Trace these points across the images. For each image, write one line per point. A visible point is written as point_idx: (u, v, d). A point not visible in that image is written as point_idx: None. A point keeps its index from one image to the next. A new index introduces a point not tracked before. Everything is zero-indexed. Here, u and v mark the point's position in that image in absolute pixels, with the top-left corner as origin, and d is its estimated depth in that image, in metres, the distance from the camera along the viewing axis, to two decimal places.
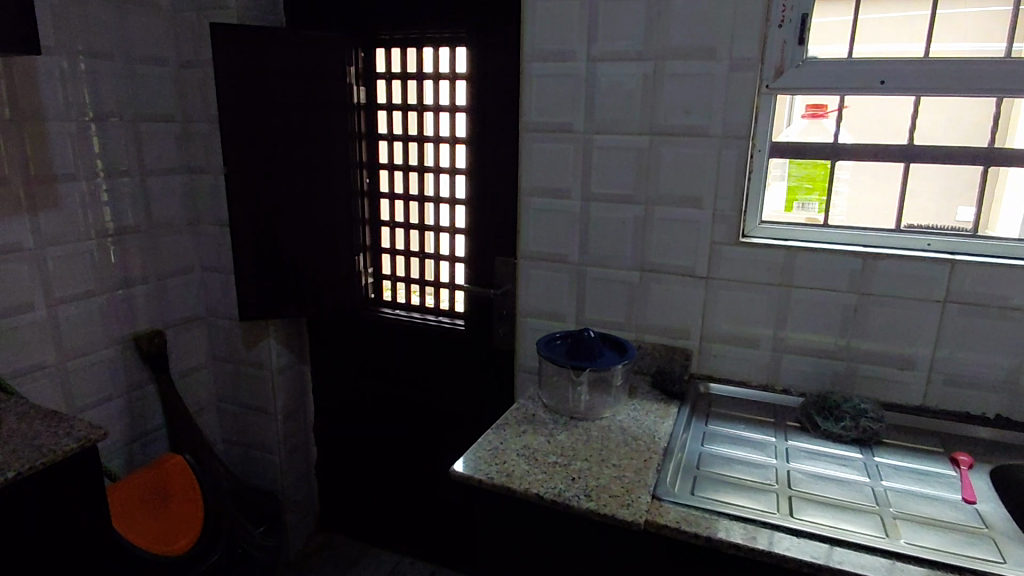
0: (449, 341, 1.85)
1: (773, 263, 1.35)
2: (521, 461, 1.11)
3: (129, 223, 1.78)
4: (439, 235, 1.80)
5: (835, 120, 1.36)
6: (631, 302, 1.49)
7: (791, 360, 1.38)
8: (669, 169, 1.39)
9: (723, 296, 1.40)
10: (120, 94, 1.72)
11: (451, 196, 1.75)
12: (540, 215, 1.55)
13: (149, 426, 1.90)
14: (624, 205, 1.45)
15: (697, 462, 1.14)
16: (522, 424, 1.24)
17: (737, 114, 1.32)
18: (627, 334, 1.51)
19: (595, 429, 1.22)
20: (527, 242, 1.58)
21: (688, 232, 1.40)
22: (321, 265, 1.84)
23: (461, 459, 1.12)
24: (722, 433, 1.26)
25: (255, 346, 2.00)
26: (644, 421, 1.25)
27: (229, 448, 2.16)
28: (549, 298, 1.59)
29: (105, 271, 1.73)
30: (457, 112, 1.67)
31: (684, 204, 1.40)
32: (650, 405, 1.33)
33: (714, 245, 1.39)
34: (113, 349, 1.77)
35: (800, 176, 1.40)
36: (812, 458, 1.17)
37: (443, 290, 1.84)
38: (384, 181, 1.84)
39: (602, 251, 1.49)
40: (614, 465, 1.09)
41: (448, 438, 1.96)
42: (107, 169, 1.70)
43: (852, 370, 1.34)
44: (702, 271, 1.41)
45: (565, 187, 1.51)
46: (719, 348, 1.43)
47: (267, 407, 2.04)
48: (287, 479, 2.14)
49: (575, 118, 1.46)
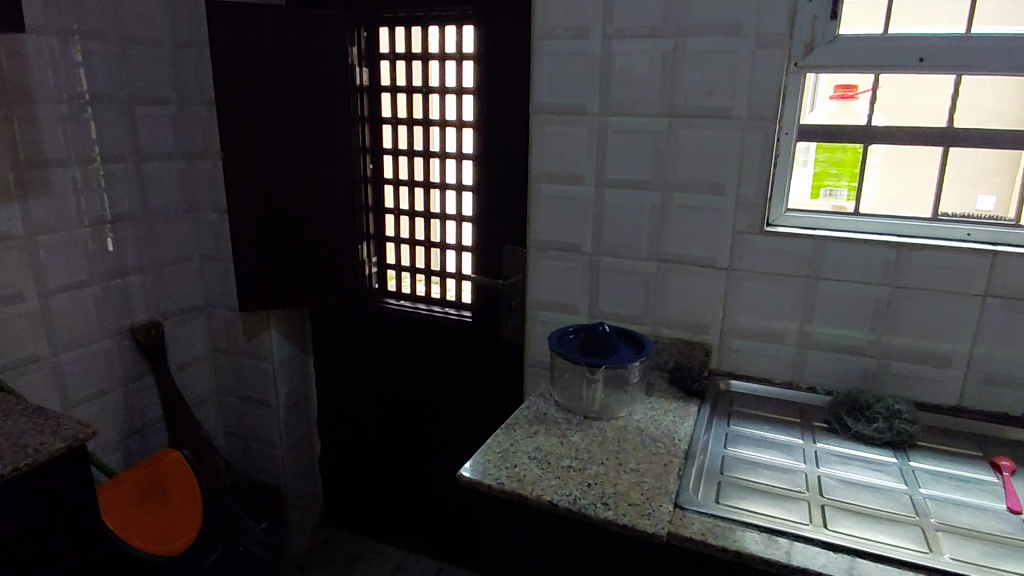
0: (455, 334, 1.78)
1: (800, 253, 1.27)
2: (533, 465, 1.04)
3: (125, 210, 1.71)
4: (445, 222, 1.73)
5: (867, 102, 1.27)
6: (648, 294, 1.41)
7: (818, 357, 1.30)
8: (689, 155, 1.31)
9: (746, 289, 1.32)
10: (113, 75, 1.64)
11: (458, 182, 1.67)
12: (552, 201, 1.47)
13: (147, 420, 1.85)
14: (642, 192, 1.37)
15: (720, 466, 1.07)
16: (534, 423, 1.17)
17: (764, 95, 1.24)
18: (643, 328, 1.43)
19: (611, 430, 1.16)
20: (538, 230, 1.51)
21: (709, 221, 1.32)
22: (322, 255, 1.78)
23: (469, 461, 1.05)
24: (745, 434, 1.18)
25: (256, 338, 1.94)
26: (662, 422, 1.18)
27: (230, 443, 2.11)
28: (560, 290, 1.52)
29: (100, 260, 1.66)
30: (464, 94, 1.59)
31: (705, 190, 1.31)
32: (669, 404, 1.26)
33: (737, 235, 1.31)
34: (110, 340, 1.71)
35: (828, 162, 1.31)
36: (844, 463, 1.09)
37: (449, 280, 1.77)
38: (388, 166, 1.77)
39: (616, 241, 1.42)
40: (632, 470, 1.03)
41: (455, 433, 1.90)
42: (101, 154, 1.63)
43: (884, 368, 1.26)
44: (723, 262, 1.33)
45: (578, 172, 1.42)
46: (741, 343, 1.36)
47: (268, 400, 1.99)
48: (289, 474, 2.09)
49: (590, 99, 1.37)
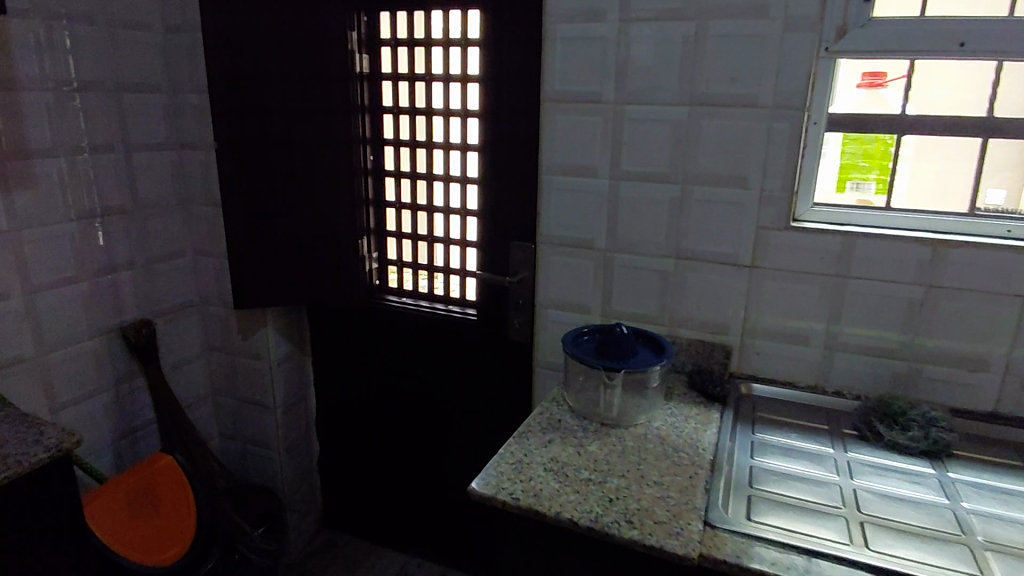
0: (459, 333, 1.71)
1: (828, 251, 1.20)
2: (549, 478, 0.97)
3: (114, 203, 1.63)
4: (449, 217, 1.65)
5: (895, 90, 1.20)
6: (665, 293, 1.34)
7: (845, 360, 1.24)
8: (710, 146, 1.23)
9: (770, 288, 1.26)
10: (100, 61, 1.56)
11: (462, 174, 1.60)
12: (563, 195, 1.40)
13: (139, 422, 1.77)
14: (659, 185, 1.29)
15: (748, 479, 1.00)
16: (548, 431, 1.10)
17: (792, 82, 1.16)
18: (659, 328, 1.36)
19: (630, 438, 1.09)
20: (548, 225, 1.43)
21: (730, 215, 1.25)
22: (321, 250, 1.70)
23: (480, 474, 0.98)
24: (772, 442, 1.12)
25: (252, 336, 1.87)
26: (684, 430, 1.11)
27: (225, 445, 2.04)
28: (571, 288, 1.44)
29: (88, 256, 1.59)
30: (469, 82, 1.51)
31: (728, 183, 1.24)
32: (689, 410, 1.19)
33: (760, 230, 1.24)
34: (99, 340, 1.64)
35: (855, 154, 1.24)
36: (880, 475, 1.03)
37: (453, 277, 1.70)
38: (389, 158, 1.69)
39: (631, 236, 1.34)
40: (656, 484, 0.96)
41: (460, 436, 1.84)
42: (88, 144, 1.55)
43: (916, 371, 1.20)
44: (746, 259, 1.26)
45: (591, 164, 1.35)
46: (763, 345, 1.29)
47: (265, 400, 1.92)
48: (287, 476, 2.02)
49: (605, 86, 1.29)
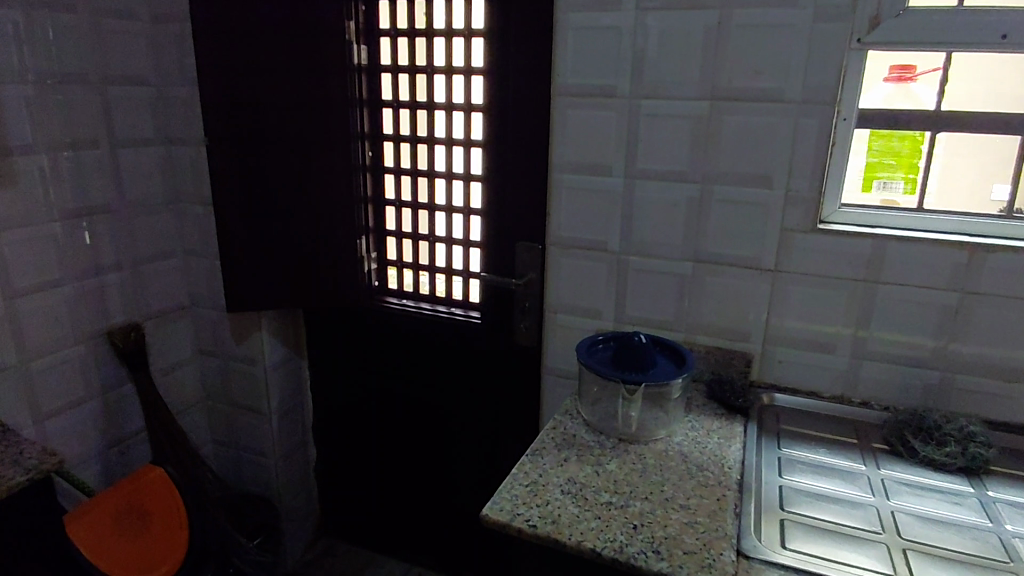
0: (463, 336, 1.64)
1: (857, 254, 1.14)
2: (568, 501, 0.90)
3: (99, 202, 1.55)
4: (452, 215, 1.58)
5: (926, 83, 1.13)
6: (682, 298, 1.28)
7: (873, 369, 1.18)
8: (732, 143, 1.16)
9: (795, 293, 1.19)
10: (83, 52, 1.47)
11: (466, 172, 1.52)
12: (574, 194, 1.33)
13: (128, 430, 1.70)
14: (677, 185, 1.22)
15: (779, 500, 0.94)
16: (563, 448, 1.04)
17: (821, 75, 1.09)
18: (675, 335, 1.30)
19: (651, 455, 1.02)
20: (558, 226, 1.36)
21: (753, 217, 1.18)
22: (317, 251, 1.62)
23: (493, 497, 0.91)
24: (800, 458, 1.05)
25: (246, 340, 1.80)
26: (707, 445, 1.05)
27: (219, 452, 1.96)
28: (582, 292, 1.38)
29: (73, 258, 1.51)
30: (472, 74, 1.44)
31: (750, 183, 1.17)
32: (710, 423, 1.12)
33: (785, 233, 1.17)
34: (85, 346, 1.56)
35: (882, 152, 1.18)
36: (917, 495, 0.97)
37: (455, 278, 1.63)
38: (389, 154, 1.61)
39: (646, 238, 1.27)
40: (682, 507, 0.89)
41: (463, 443, 1.77)
42: (71, 140, 1.47)
43: (948, 381, 1.14)
44: (769, 263, 1.19)
45: (605, 162, 1.28)
46: (785, 353, 1.23)
47: (260, 406, 1.85)
48: (283, 484, 1.95)
49: (620, 80, 1.22)
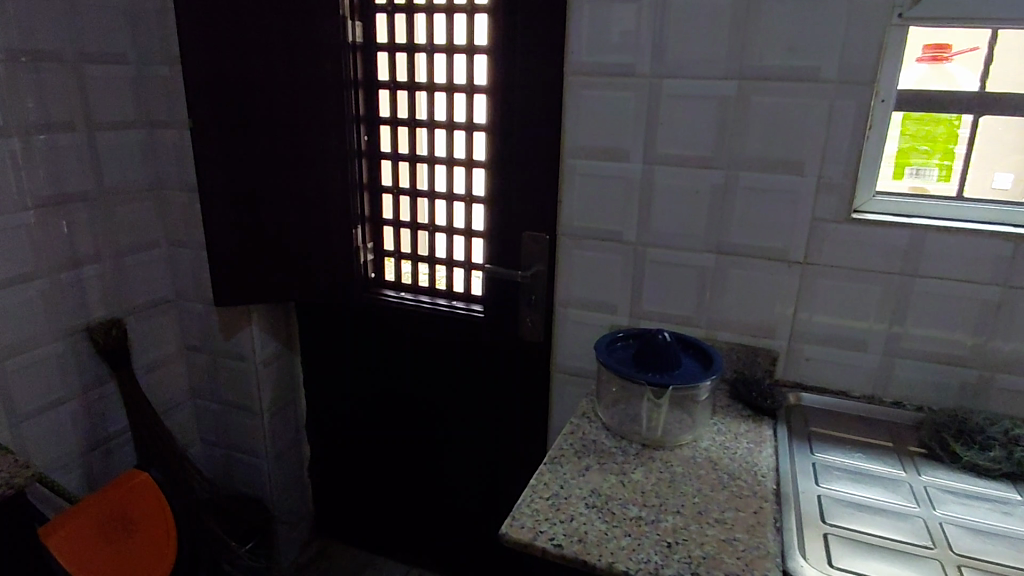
0: (465, 331, 1.56)
1: (894, 247, 1.07)
2: (594, 516, 0.83)
3: (76, 189, 1.44)
4: (452, 204, 1.50)
5: (960, 64, 1.06)
6: (703, 292, 1.20)
7: (907, 367, 1.12)
8: (762, 127, 1.09)
9: (826, 287, 1.12)
10: (57, 26, 1.36)
11: (467, 157, 1.44)
12: (588, 181, 1.24)
13: (110, 432, 1.60)
14: (700, 171, 1.14)
15: (819, 512, 0.87)
16: (584, 455, 0.96)
17: (860, 54, 1.01)
18: (695, 331, 1.23)
19: (677, 462, 0.95)
20: (570, 215, 1.28)
21: (782, 206, 1.11)
22: (311, 240, 1.53)
23: (512, 512, 0.84)
24: (836, 465, 0.99)
25: (236, 336, 1.70)
26: (736, 451, 0.98)
27: (207, 452, 1.88)
28: (595, 285, 1.30)
29: (48, 250, 1.40)
30: (475, 53, 1.35)
31: (781, 169, 1.10)
32: (737, 426, 1.05)
33: (816, 222, 1.10)
34: (63, 343, 1.46)
35: (914, 137, 1.10)
36: (964, 504, 0.91)
37: (456, 270, 1.55)
38: (386, 138, 1.52)
39: (666, 228, 1.20)
40: (717, 522, 0.82)
41: (465, 442, 1.70)
42: (45, 122, 1.36)
43: (987, 381, 1.08)
44: (798, 255, 1.12)
45: (622, 146, 1.19)
46: (813, 350, 1.16)
47: (251, 404, 1.76)
48: (276, 485, 1.87)
49: (640, 58, 1.13)
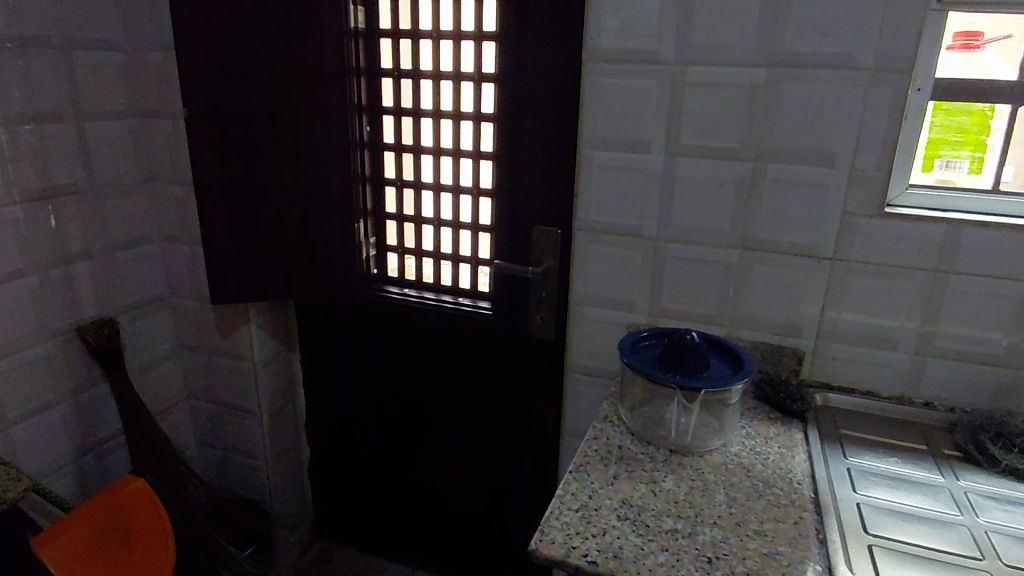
0: (472, 329, 1.51)
1: (928, 242, 1.03)
2: (628, 530, 0.78)
3: (65, 182, 1.37)
4: (459, 197, 1.44)
5: (994, 53, 1.01)
6: (726, 289, 1.16)
7: (938, 367, 1.08)
8: (791, 116, 1.04)
9: (856, 284, 1.08)
10: (43, 9, 1.28)
11: (474, 149, 1.39)
12: (605, 174, 1.19)
13: (103, 435, 1.54)
14: (725, 163, 1.10)
15: (861, 521, 0.83)
16: (611, 463, 0.91)
17: (897, 40, 0.97)
18: (717, 329, 1.18)
19: (708, 469, 0.90)
20: (587, 209, 1.23)
21: (811, 199, 1.07)
22: (312, 235, 1.47)
23: (541, 526, 0.79)
24: (872, 470, 0.95)
25: (234, 334, 1.64)
26: (769, 457, 0.94)
27: (204, 454, 1.81)
28: (612, 281, 1.25)
29: (36, 246, 1.33)
30: (484, 40, 1.30)
31: (810, 161, 1.05)
32: (766, 430, 1.01)
33: (847, 217, 1.06)
34: (53, 344, 1.39)
35: (945, 127, 1.06)
36: (1008, 512, 0.87)
37: (463, 266, 1.50)
38: (389, 129, 1.46)
39: (687, 222, 1.15)
40: (757, 535, 0.78)
41: (472, 443, 1.65)
42: (31, 111, 1.29)
43: (1021, 381, 1.04)
44: (827, 251, 1.08)
45: (642, 137, 1.14)
46: (840, 349, 1.12)
47: (250, 405, 1.70)
48: (275, 488, 1.81)
49: (663, 44, 1.08)
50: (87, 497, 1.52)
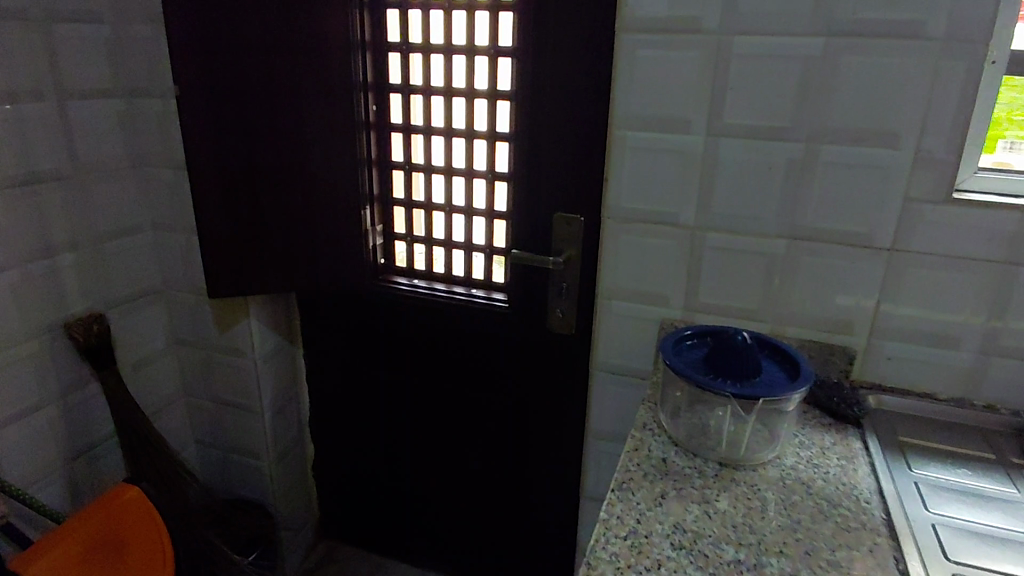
0: (488, 323, 1.42)
1: (998, 232, 0.94)
2: (686, 562, 0.69)
3: (47, 167, 1.26)
4: (473, 182, 1.34)
5: None
6: (770, 282, 1.06)
7: (1003, 367, 0.99)
8: (850, 92, 0.94)
9: (916, 277, 0.99)
10: None
11: (490, 129, 1.29)
12: (638, 157, 1.09)
13: (95, 438, 1.45)
14: (774, 144, 1.00)
15: (940, 544, 0.75)
16: (657, 479, 0.82)
17: (975, 6, 0.86)
18: (758, 326, 1.09)
19: (765, 485, 0.82)
20: (617, 195, 1.13)
21: (867, 184, 0.97)
22: (315, 223, 1.36)
23: (587, 557, 0.70)
24: (940, 484, 0.86)
25: (233, 329, 1.55)
26: (829, 470, 0.85)
27: (203, 454, 1.73)
28: (643, 274, 1.16)
29: (18, 237, 1.23)
30: (502, 9, 1.19)
31: (868, 142, 0.95)
32: (822, 438, 0.92)
33: (908, 203, 0.96)
34: (38, 342, 1.29)
35: (1012, 100, 0.96)
36: None
37: (477, 255, 1.40)
38: (397, 108, 1.36)
39: (728, 210, 1.05)
40: (829, 565, 0.70)
41: (487, 442, 1.56)
42: (8, 89, 1.18)
43: None
44: (884, 241, 0.99)
45: (680, 116, 1.04)
46: (895, 348, 1.03)
47: (251, 402, 1.61)
48: (279, 488, 1.73)
49: (707, 12, 0.97)
50: (79, 503, 1.43)
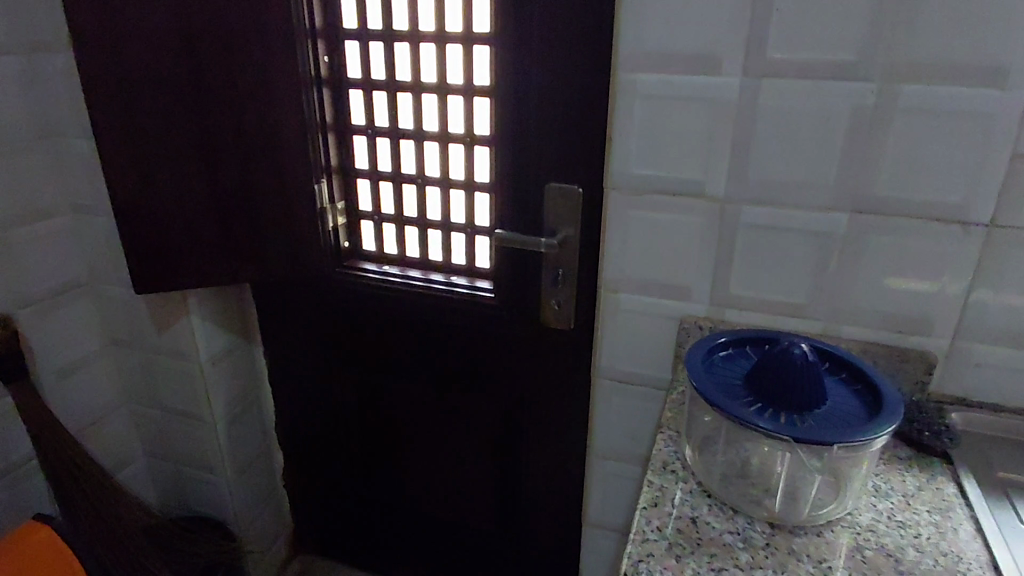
0: (470, 317, 1.18)
1: None
2: None
3: None
4: (448, 147, 1.10)
5: None
6: (824, 268, 0.82)
7: None
8: (944, 13, 0.69)
9: (1020, 261, 0.75)
10: None
11: (465, 82, 1.04)
12: (652, 110, 0.84)
13: (14, 461, 1.24)
14: (834, 88, 0.75)
15: None
16: (687, 554, 0.60)
17: None
18: (806, 323, 0.86)
19: (835, 561, 0.60)
20: (625, 161, 0.88)
21: (961, 138, 0.72)
22: (258, 205, 1.10)
23: None
24: None
25: (173, 329, 1.32)
26: (919, 532, 0.63)
27: (154, 467, 1.52)
28: (658, 259, 0.92)
29: None
30: None
31: (965, 81, 0.70)
32: (903, 482, 0.70)
33: (1016, 165, 0.72)
34: None
35: None
36: None
37: (455, 236, 1.16)
38: (352, 59, 1.10)
39: (771, 178, 0.81)
40: None
41: (474, 451, 1.35)
42: None
43: None
44: (979, 214, 0.74)
45: (708, 53, 0.79)
46: (987, 351, 0.80)
47: (200, 410, 1.39)
48: (241, 503, 1.52)
49: None
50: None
